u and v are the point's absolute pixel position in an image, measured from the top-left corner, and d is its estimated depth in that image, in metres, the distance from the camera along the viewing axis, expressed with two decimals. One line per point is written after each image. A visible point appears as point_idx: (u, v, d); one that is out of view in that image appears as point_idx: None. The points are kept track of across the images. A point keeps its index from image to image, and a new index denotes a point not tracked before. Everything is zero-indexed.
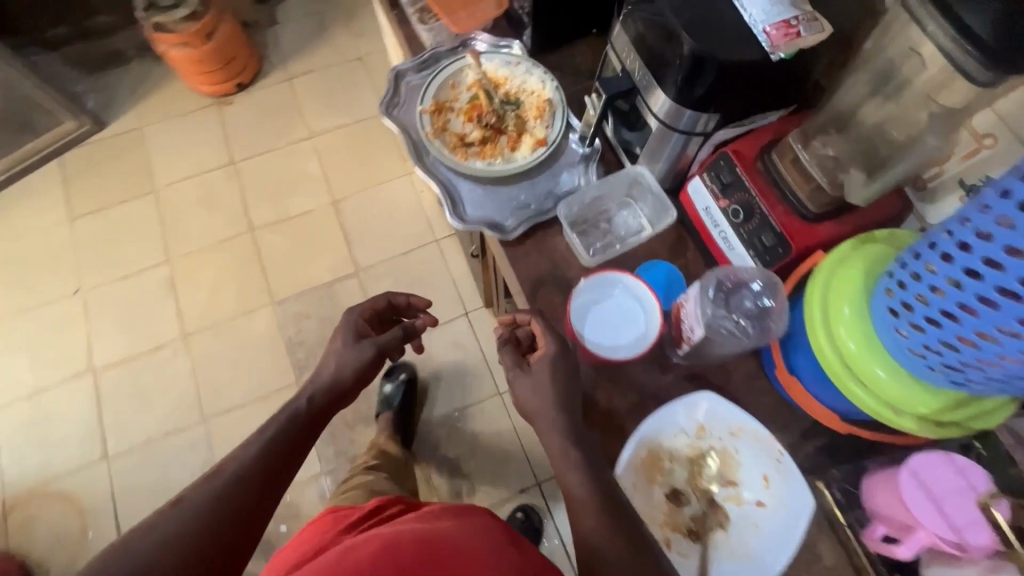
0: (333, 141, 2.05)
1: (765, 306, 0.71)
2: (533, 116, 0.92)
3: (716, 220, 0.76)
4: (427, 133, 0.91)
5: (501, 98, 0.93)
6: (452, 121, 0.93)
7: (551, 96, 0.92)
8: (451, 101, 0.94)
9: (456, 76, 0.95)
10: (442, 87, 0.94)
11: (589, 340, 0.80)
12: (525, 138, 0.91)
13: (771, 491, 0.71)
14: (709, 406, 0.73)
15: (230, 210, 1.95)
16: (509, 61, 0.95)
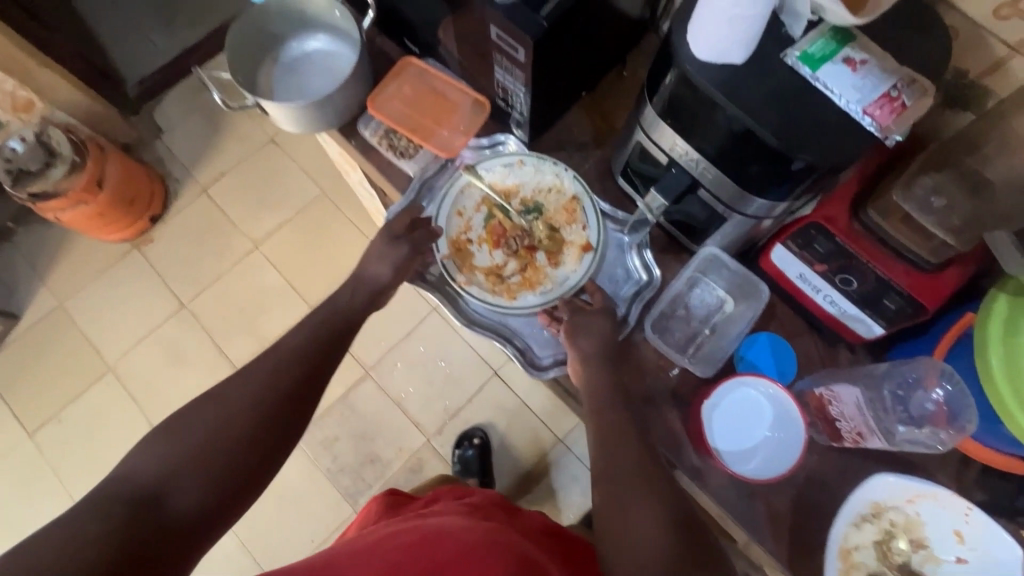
0: (283, 241, 1.83)
1: (951, 405, 0.65)
2: (564, 220, 0.81)
3: (816, 285, 0.70)
4: (461, 283, 0.78)
5: (520, 209, 0.81)
6: (477, 255, 0.80)
7: (574, 189, 0.80)
8: (466, 231, 0.81)
9: (460, 201, 0.81)
10: (450, 220, 0.81)
11: (728, 454, 0.73)
12: (567, 248, 0.80)
13: (968, 545, 0.68)
14: (893, 482, 0.68)
15: (203, 358, 1.74)
16: (511, 162, 0.82)
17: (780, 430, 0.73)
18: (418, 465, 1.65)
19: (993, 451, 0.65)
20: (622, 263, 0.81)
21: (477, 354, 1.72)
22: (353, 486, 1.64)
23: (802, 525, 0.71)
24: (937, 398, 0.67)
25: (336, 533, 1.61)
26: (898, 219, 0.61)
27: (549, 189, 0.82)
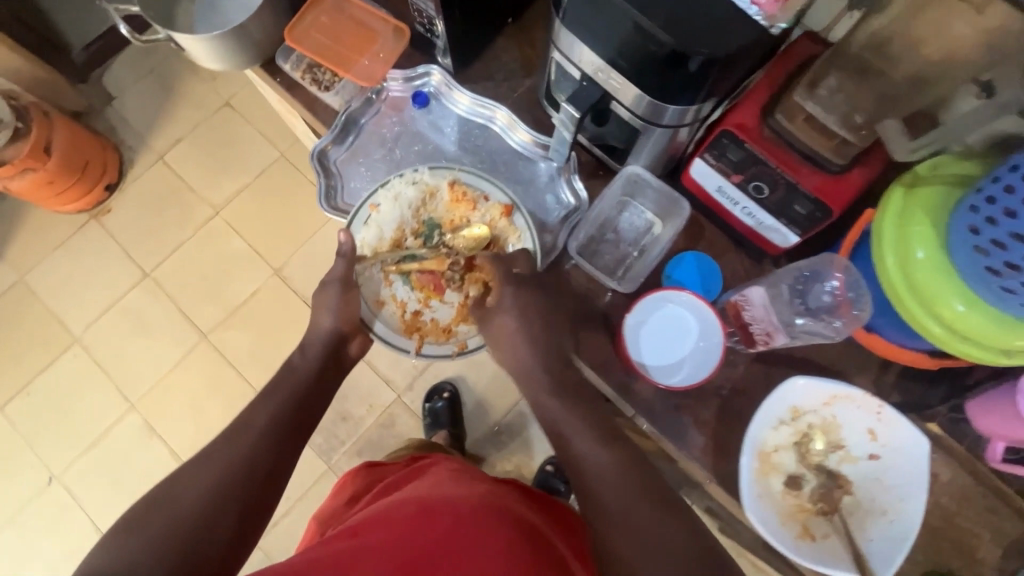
0: (243, 206, 1.81)
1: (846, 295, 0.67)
2: (466, 208, 0.82)
3: (734, 197, 0.71)
4: (458, 349, 0.79)
5: (422, 238, 0.82)
6: (442, 311, 0.81)
7: (435, 182, 0.81)
8: (407, 310, 0.81)
9: (377, 296, 0.81)
10: (385, 315, 0.81)
11: (652, 367, 0.74)
12: (497, 224, 0.81)
13: (881, 442, 0.70)
14: (808, 385, 0.70)
15: (169, 325, 1.73)
16: (368, 216, 0.81)
17: (705, 339, 0.74)
18: (389, 420, 1.67)
19: (900, 348, 0.66)
20: (553, 190, 0.83)
21: None
22: (326, 444, 1.66)
23: (727, 434, 0.74)
24: (834, 288, 0.68)
25: (311, 489, 1.64)
26: (802, 120, 0.62)
27: (424, 201, 0.82)
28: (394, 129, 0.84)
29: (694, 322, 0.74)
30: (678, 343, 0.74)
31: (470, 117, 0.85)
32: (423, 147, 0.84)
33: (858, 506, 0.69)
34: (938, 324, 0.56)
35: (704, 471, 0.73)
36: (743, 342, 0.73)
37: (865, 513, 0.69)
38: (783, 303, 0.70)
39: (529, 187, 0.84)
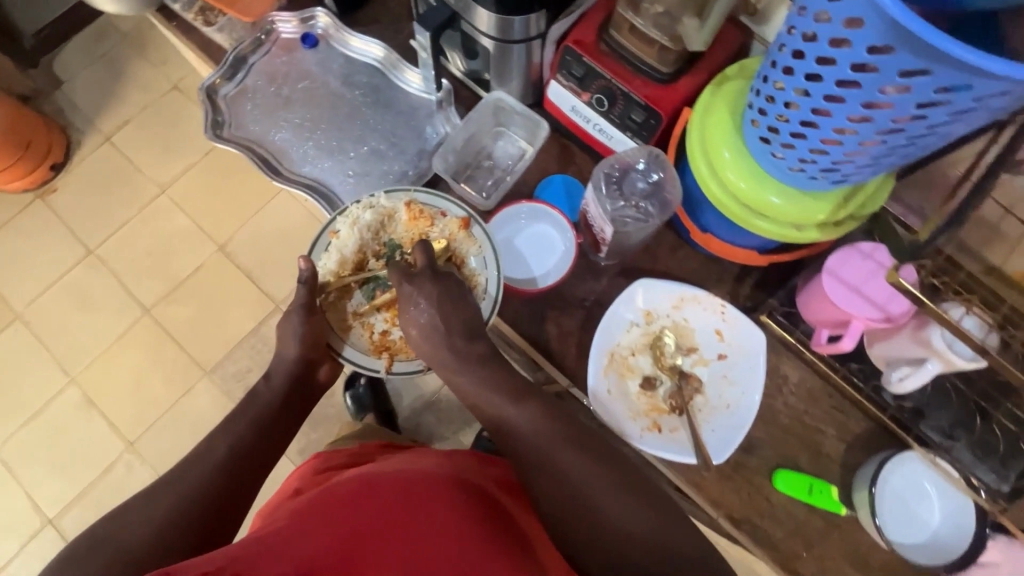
0: (189, 185, 1.84)
1: (657, 180, 0.73)
2: (425, 225, 0.78)
3: (586, 115, 0.74)
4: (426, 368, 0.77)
5: (385, 257, 0.79)
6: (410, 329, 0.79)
7: (393, 205, 0.78)
8: (375, 332, 0.78)
9: (345, 321, 0.79)
10: (353, 340, 0.78)
11: (514, 274, 0.80)
12: (457, 238, 0.77)
13: (728, 341, 0.74)
14: (656, 288, 0.75)
15: (112, 301, 1.74)
16: (328, 242, 0.78)
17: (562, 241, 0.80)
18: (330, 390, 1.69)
19: (732, 246, 0.70)
20: (431, 124, 0.86)
21: None
22: None
23: (588, 341, 0.77)
24: (644, 174, 0.73)
25: None
26: (628, 31, 0.67)
27: (384, 223, 0.79)
28: (284, 68, 0.88)
29: (549, 230, 0.80)
30: (538, 249, 0.80)
31: (356, 54, 0.88)
32: (310, 82, 0.88)
33: (707, 403, 0.73)
34: (753, 210, 0.61)
35: (567, 377, 0.76)
36: (593, 249, 0.77)
37: (712, 408, 0.73)
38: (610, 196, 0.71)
39: (411, 117, 0.87)
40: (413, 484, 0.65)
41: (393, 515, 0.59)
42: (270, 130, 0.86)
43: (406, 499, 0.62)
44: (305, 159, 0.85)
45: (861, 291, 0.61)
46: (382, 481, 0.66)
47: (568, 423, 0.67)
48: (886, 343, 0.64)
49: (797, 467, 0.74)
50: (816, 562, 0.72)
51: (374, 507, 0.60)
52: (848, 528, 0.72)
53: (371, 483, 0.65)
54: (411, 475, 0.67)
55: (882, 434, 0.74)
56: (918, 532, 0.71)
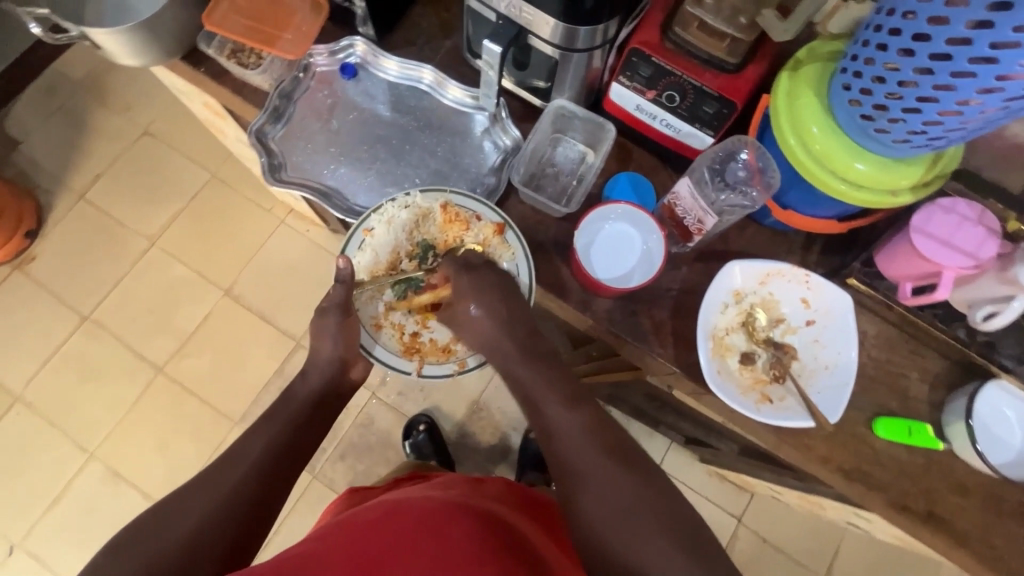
0: (180, 232, 1.76)
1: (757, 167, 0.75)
2: (459, 229, 0.81)
3: (652, 113, 0.77)
4: (456, 370, 0.80)
5: (414, 258, 0.83)
6: (437, 334, 0.83)
7: (428, 205, 0.80)
8: (406, 332, 0.82)
9: (378, 318, 0.82)
10: (383, 339, 0.81)
11: (603, 276, 0.80)
12: (487, 243, 0.80)
13: (814, 307, 0.79)
14: (743, 268, 0.78)
15: (119, 366, 1.65)
16: (362, 240, 0.80)
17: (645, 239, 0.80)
18: (368, 419, 1.67)
19: (812, 219, 0.74)
20: (488, 139, 0.87)
21: None
22: None
23: (683, 328, 0.80)
24: (746, 162, 0.75)
25: (298, 502, 1.60)
26: (696, 28, 0.71)
27: (418, 223, 0.82)
28: (328, 102, 0.86)
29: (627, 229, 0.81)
30: (621, 249, 0.81)
31: (399, 79, 0.88)
32: (358, 113, 0.86)
33: (804, 368, 0.78)
34: (847, 183, 0.65)
35: (668, 366, 0.79)
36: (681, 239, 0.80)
37: (811, 371, 0.78)
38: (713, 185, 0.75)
39: (466, 136, 0.87)
40: (444, 514, 0.68)
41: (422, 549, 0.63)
42: (327, 167, 0.84)
43: (436, 530, 0.65)
44: (370, 192, 0.84)
45: (951, 243, 0.66)
46: (412, 508, 0.69)
47: (616, 434, 0.69)
48: (969, 286, 0.70)
49: (891, 413, 0.80)
50: (923, 496, 0.78)
51: (399, 540, 0.64)
52: (946, 459, 0.78)
53: (403, 510, 0.69)
54: (443, 504, 0.70)
55: (959, 368, 0.81)
56: (1009, 451, 0.77)
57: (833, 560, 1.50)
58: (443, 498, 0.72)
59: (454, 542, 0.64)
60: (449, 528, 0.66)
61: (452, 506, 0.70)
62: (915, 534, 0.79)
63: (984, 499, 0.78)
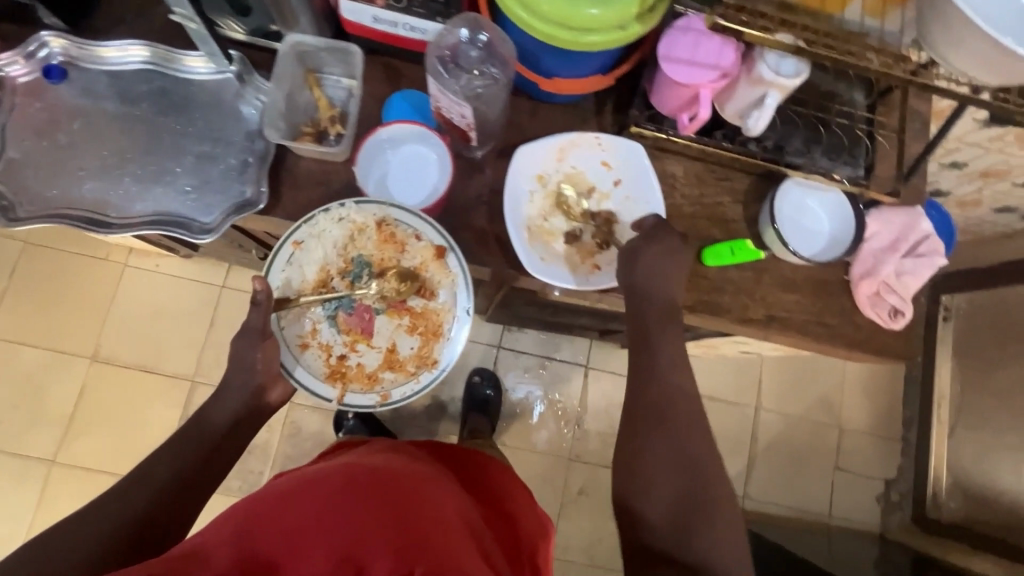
0: (14, 314, 1.56)
1: (485, 40, 0.72)
2: (396, 248, 0.76)
3: (390, 21, 0.72)
4: (381, 402, 0.74)
5: (345, 276, 0.76)
6: (363, 362, 0.75)
7: (369, 219, 0.75)
8: (333, 354, 0.75)
9: (306, 335, 0.75)
10: (308, 361, 0.74)
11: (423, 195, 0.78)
12: (429, 264, 0.76)
13: (615, 166, 0.80)
14: (535, 150, 0.78)
15: (4, 476, 1.49)
16: (289, 253, 0.74)
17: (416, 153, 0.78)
18: (294, 428, 1.55)
19: (577, 80, 0.73)
20: (244, 102, 0.79)
21: None
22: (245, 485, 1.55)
23: (503, 229, 0.79)
24: (473, 40, 0.72)
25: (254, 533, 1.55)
26: None
27: (352, 238, 0.76)
28: (44, 115, 0.75)
29: (413, 146, 0.78)
30: (410, 167, 0.78)
31: (118, 66, 0.77)
32: (85, 117, 0.76)
33: (625, 227, 0.79)
34: (582, 31, 0.64)
35: (500, 270, 0.78)
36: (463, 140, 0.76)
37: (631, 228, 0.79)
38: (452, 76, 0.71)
39: (217, 105, 0.79)
40: (366, 481, 0.60)
41: (337, 513, 0.55)
42: (71, 187, 0.74)
43: (354, 494, 0.58)
44: (131, 198, 0.75)
45: (695, 61, 0.68)
46: (327, 480, 0.60)
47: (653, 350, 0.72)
48: (731, 100, 0.72)
49: (716, 240, 0.83)
50: (763, 304, 0.83)
51: (310, 509, 0.56)
52: (773, 264, 0.84)
53: (315, 484, 0.59)
54: (367, 471, 0.63)
55: (764, 178, 0.85)
56: (820, 240, 0.84)
57: (760, 390, 1.56)
58: (370, 466, 0.64)
59: (382, 506, 0.57)
60: (379, 492, 0.59)
61: (382, 472, 0.63)
62: (767, 339, 0.85)
63: (812, 287, 0.84)
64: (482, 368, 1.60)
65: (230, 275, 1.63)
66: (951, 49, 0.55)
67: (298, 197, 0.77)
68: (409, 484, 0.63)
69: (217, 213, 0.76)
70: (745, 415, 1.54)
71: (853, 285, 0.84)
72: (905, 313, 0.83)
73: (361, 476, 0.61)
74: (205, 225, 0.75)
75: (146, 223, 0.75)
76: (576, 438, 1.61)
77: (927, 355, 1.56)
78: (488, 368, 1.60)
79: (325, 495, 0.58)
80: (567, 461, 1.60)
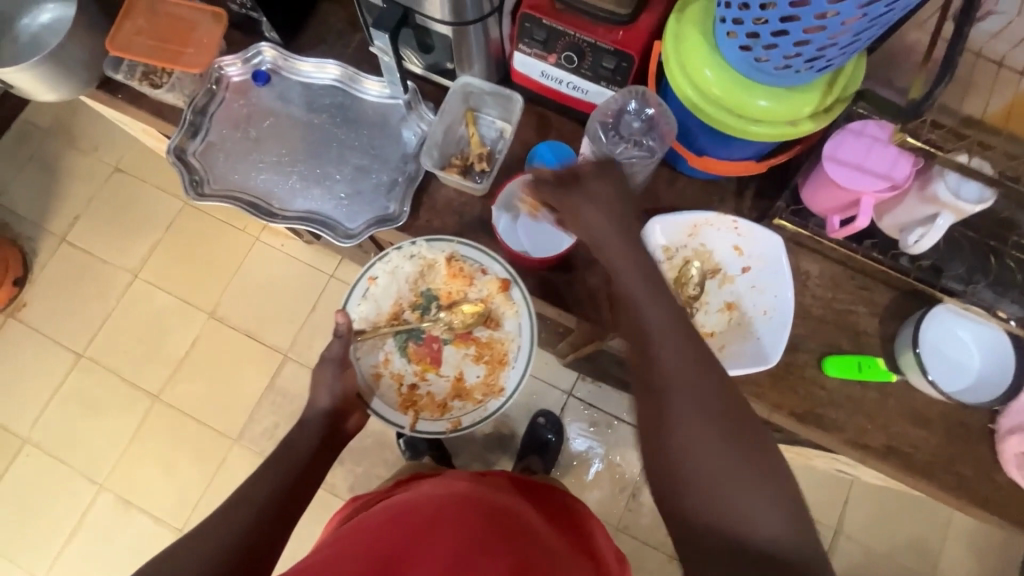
0: (161, 262, 1.79)
1: (650, 115, 0.74)
2: (464, 283, 0.80)
3: (557, 77, 0.76)
4: (451, 429, 0.79)
5: (415, 309, 0.82)
6: (435, 391, 0.81)
7: (439, 254, 0.80)
8: (404, 383, 0.81)
9: (380, 365, 0.81)
10: (382, 391, 0.81)
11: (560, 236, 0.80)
12: (493, 297, 0.80)
13: (748, 253, 0.77)
14: (669, 222, 0.77)
15: (117, 399, 1.69)
16: (367, 287, 0.81)
17: None
18: None
19: (729, 162, 0.72)
20: (406, 127, 0.86)
21: None
22: None
23: None
24: (640, 113, 0.74)
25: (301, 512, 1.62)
26: None
27: (423, 273, 0.82)
28: (244, 111, 0.87)
29: None
30: None
31: (311, 79, 0.88)
32: (275, 118, 0.87)
33: (746, 317, 0.76)
34: (749, 120, 0.64)
35: (605, 331, 0.78)
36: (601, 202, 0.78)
37: (752, 319, 0.76)
38: (608, 141, 0.74)
39: (383, 126, 0.87)
40: (462, 503, 0.67)
41: (441, 529, 0.62)
42: (249, 176, 0.85)
43: (453, 514, 0.65)
44: (295, 194, 0.84)
45: (864, 168, 0.65)
46: (427, 504, 0.67)
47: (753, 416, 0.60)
48: (894, 211, 0.68)
49: (842, 350, 0.78)
50: (883, 431, 0.76)
51: (416, 526, 0.63)
52: (903, 390, 0.76)
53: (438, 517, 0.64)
54: (462, 495, 0.69)
55: (909, 296, 0.78)
56: (966, 377, 0.75)
57: (845, 512, 1.40)
58: (464, 490, 0.71)
59: (478, 525, 0.63)
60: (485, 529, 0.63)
61: (486, 504, 0.67)
62: (878, 470, 0.77)
63: (946, 427, 0.75)
64: (549, 412, 1.58)
65: (340, 267, 1.76)
66: None
67: (433, 221, 0.83)
68: (500, 510, 0.68)
69: (361, 222, 0.83)
70: (822, 537, 1.38)
71: (998, 437, 0.74)
72: None
73: (457, 500, 0.68)
74: (349, 231, 0.82)
75: (301, 217, 0.83)
76: (628, 508, 1.53)
77: None
78: (554, 413, 1.58)
79: (429, 514, 0.65)
80: (613, 530, 1.52)
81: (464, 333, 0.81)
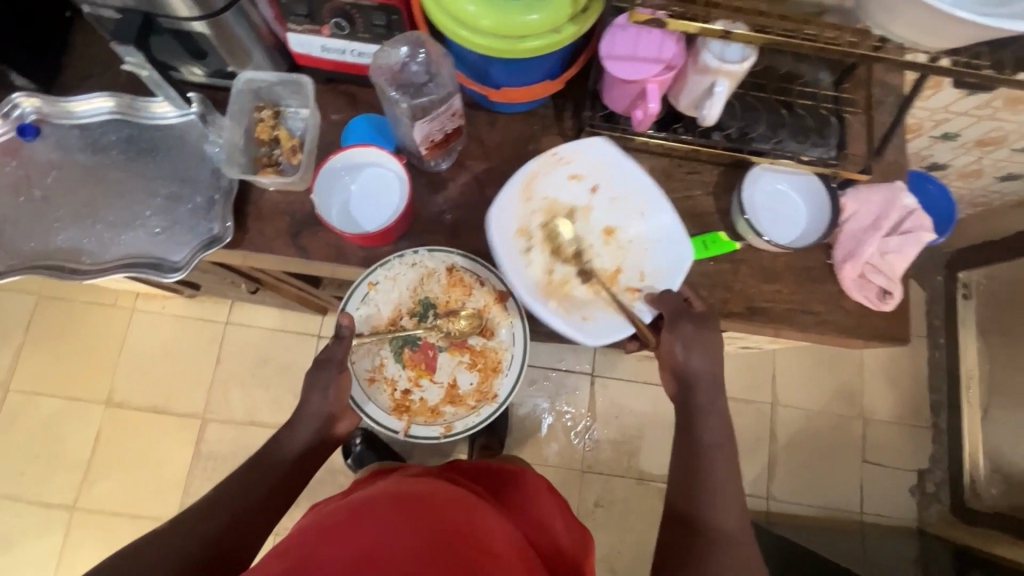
0: (32, 366, 1.61)
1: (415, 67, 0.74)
2: (464, 292, 0.78)
3: (338, 49, 0.74)
4: (444, 433, 0.76)
5: (416, 316, 0.78)
6: (422, 397, 0.77)
7: (436, 264, 0.78)
8: (398, 389, 0.77)
9: (374, 368, 0.77)
10: (374, 396, 0.76)
11: (391, 185, 0.78)
12: (491, 308, 0.78)
13: (585, 176, 0.79)
14: (504, 210, 0.76)
15: (28, 524, 1.53)
16: (364, 292, 0.77)
17: (353, 173, 0.78)
18: None
19: (527, 87, 0.73)
20: (207, 142, 0.81)
21: (291, 333, 1.65)
22: None
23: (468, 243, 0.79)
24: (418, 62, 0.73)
25: None
26: None
27: (421, 281, 0.78)
28: (18, 172, 0.78)
29: (356, 169, 0.78)
30: (362, 182, 0.78)
31: (87, 118, 0.80)
32: (57, 170, 0.79)
33: (625, 231, 0.79)
34: (519, 36, 0.64)
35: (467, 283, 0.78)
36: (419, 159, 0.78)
37: (627, 229, 0.79)
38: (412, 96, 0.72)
39: (182, 147, 0.81)
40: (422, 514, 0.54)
41: (390, 548, 0.50)
42: (47, 239, 0.77)
43: (404, 526, 0.52)
44: (105, 243, 0.78)
45: (637, 57, 0.68)
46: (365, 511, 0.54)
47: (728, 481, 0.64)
48: (683, 89, 0.71)
49: (688, 234, 0.82)
50: (743, 295, 0.81)
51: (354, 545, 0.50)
52: (748, 253, 0.82)
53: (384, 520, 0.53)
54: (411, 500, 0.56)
55: (731, 167, 0.83)
56: (798, 226, 0.81)
57: (775, 384, 1.50)
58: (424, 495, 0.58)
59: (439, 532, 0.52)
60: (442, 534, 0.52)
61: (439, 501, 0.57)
62: (750, 332, 0.83)
63: (793, 275, 0.81)
64: None
65: (234, 311, 1.66)
66: (890, 22, 0.56)
67: (264, 228, 0.78)
68: (457, 510, 0.57)
69: (187, 250, 0.77)
70: (762, 413, 1.48)
71: (836, 269, 0.81)
72: (892, 294, 0.79)
73: (412, 507, 0.55)
74: (176, 263, 0.77)
75: (118, 264, 0.77)
76: (588, 449, 1.56)
77: (950, 339, 1.49)
78: None
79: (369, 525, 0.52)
80: (580, 473, 1.55)
81: (456, 339, 0.78)
